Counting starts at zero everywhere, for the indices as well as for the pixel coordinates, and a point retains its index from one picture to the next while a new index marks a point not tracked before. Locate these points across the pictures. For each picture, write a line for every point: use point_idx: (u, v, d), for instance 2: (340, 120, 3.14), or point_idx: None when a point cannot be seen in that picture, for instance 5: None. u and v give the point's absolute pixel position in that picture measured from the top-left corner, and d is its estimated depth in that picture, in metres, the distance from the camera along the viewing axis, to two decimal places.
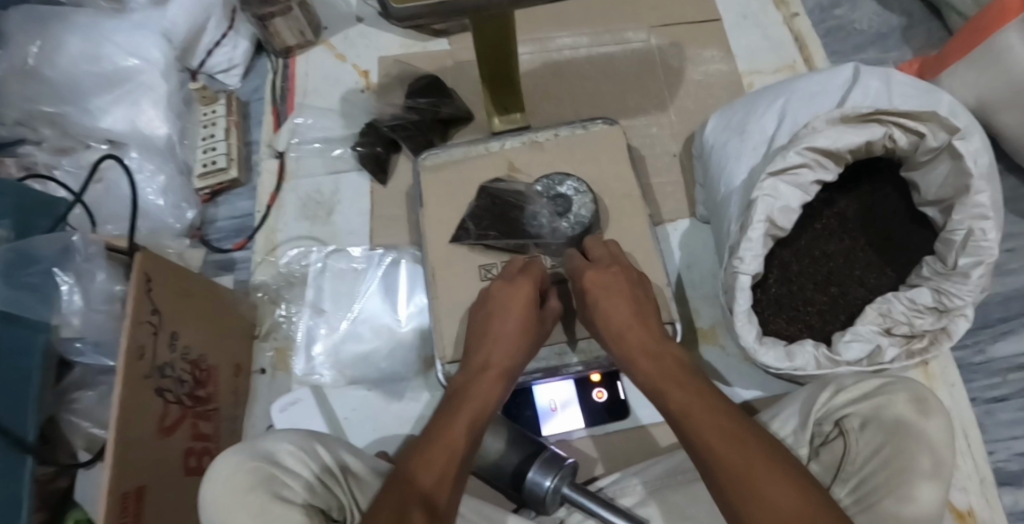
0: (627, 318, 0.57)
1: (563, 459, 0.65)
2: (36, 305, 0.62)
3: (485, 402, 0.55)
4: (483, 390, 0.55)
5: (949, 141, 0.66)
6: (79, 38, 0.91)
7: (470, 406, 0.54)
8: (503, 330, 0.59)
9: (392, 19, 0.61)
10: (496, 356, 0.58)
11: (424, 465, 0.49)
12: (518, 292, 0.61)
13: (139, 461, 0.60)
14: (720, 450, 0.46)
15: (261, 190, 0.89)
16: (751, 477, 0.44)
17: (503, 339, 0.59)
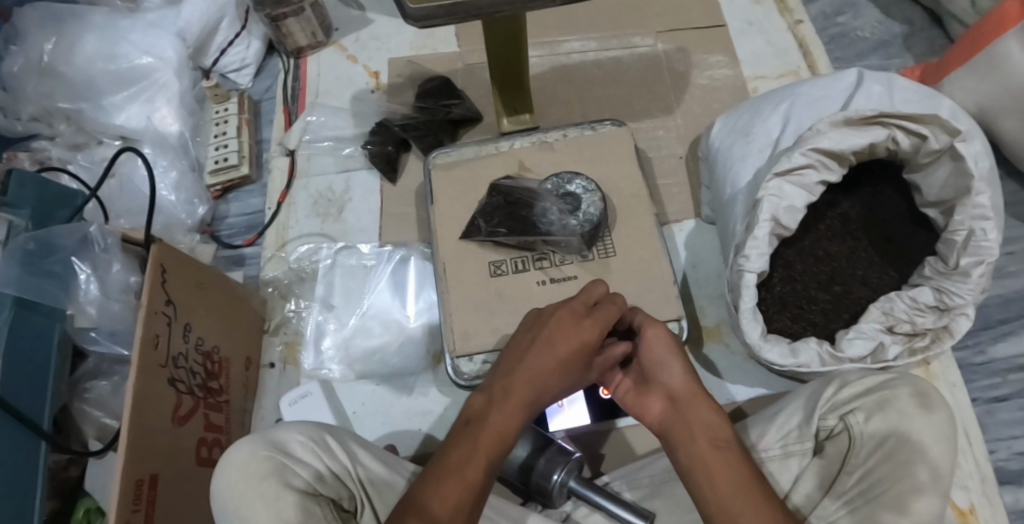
0: (686, 389, 0.55)
1: (570, 452, 0.66)
2: (55, 291, 0.63)
3: (507, 428, 0.51)
4: (506, 416, 0.52)
5: (950, 143, 0.68)
6: (96, 37, 0.93)
7: (492, 432, 0.51)
8: (546, 362, 0.53)
9: (409, 19, 0.63)
10: (528, 384, 0.53)
11: (438, 489, 0.48)
12: (580, 331, 0.55)
13: (155, 449, 0.61)
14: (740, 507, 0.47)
15: (272, 187, 0.90)
16: None
17: (543, 371, 0.53)
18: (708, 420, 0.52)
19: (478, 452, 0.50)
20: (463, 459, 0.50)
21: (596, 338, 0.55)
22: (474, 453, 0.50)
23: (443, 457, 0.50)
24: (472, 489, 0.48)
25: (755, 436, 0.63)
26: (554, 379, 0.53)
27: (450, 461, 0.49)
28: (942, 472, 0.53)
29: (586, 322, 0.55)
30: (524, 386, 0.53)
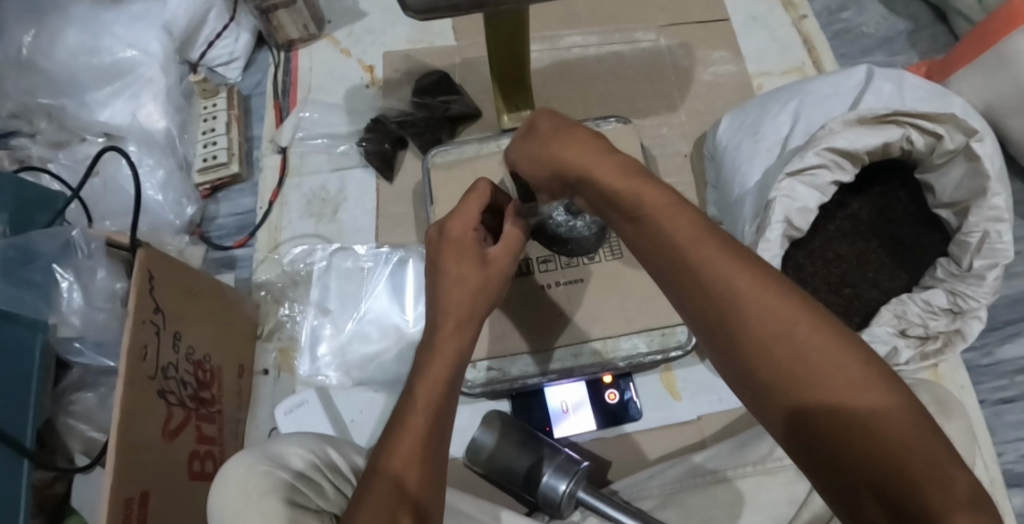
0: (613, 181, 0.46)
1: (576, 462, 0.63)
2: (36, 301, 0.60)
3: (447, 371, 0.47)
4: (450, 341, 0.48)
5: (966, 143, 0.66)
6: (77, 31, 0.89)
7: (432, 374, 0.47)
8: (457, 282, 0.50)
9: (410, 11, 0.60)
10: (456, 312, 0.50)
11: (391, 455, 0.43)
12: (458, 238, 0.53)
13: (144, 466, 0.58)
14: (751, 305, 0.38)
15: (263, 186, 0.87)
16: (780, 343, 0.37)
17: (462, 283, 0.50)
18: (705, 248, 0.40)
19: (422, 398, 0.46)
20: (410, 409, 0.45)
21: (469, 234, 0.53)
22: (415, 411, 0.45)
23: (392, 422, 0.46)
24: (429, 439, 0.44)
25: (769, 445, 0.64)
26: (472, 288, 0.50)
27: (400, 419, 0.45)
28: None
29: (451, 226, 0.54)
30: (455, 305, 0.50)
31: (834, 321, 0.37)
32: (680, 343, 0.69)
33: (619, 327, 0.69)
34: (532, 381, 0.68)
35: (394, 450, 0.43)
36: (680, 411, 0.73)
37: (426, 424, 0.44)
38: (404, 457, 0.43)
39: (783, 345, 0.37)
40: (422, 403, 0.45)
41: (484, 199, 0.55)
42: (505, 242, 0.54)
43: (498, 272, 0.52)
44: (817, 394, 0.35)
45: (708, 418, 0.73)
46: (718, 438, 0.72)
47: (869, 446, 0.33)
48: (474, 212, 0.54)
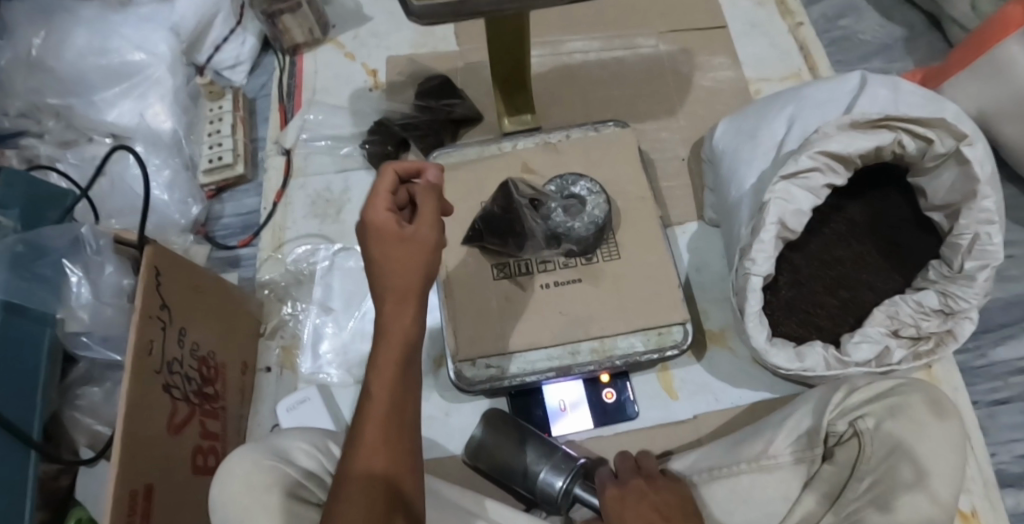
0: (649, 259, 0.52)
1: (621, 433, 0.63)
2: (45, 295, 0.61)
3: (397, 352, 0.47)
4: (397, 322, 0.47)
5: (956, 147, 0.68)
6: (86, 32, 0.91)
7: (383, 359, 0.47)
8: (391, 269, 0.47)
9: (413, 16, 0.61)
10: (395, 295, 0.47)
11: (359, 448, 0.45)
12: (377, 226, 0.48)
13: (149, 459, 0.59)
14: None
15: (267, 187, 0.89)
16: None
17: (397, 270, 0.47)
18: None
19: (380, 385, 0.46)
20: (369, 397, 0.47)
21: (390, 216, 0.48)
22: (374, 402, 0.46)
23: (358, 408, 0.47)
24: (393, 424, 0.46)
25: (764, 443, 0.63)
26: (405, 269, 0.47)
27: (363, 407, 0.47)
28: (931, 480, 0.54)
29: (372, 215, 0.48)
30: (393, 288, 0.47)
31: None
32: (676, 342, 0.70)
33: (617, 326, 0.70)
34: (531, 378, 0.69)
35: (361, 443, 0.45)
36: (676, 410, 0.74)
37: (387, 410, 0.46)
38: (372, 453, 0.45)
39: None
40: (381, 391, 0.46)
41: (394, 170, 0.50)
42: (427, 211, 0.49)
43: (427, 245, 0.48)
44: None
45: (705, 418, 0.74)
46: (714, 437, 0.73)
47: None
48: (386, 189, 0.49)
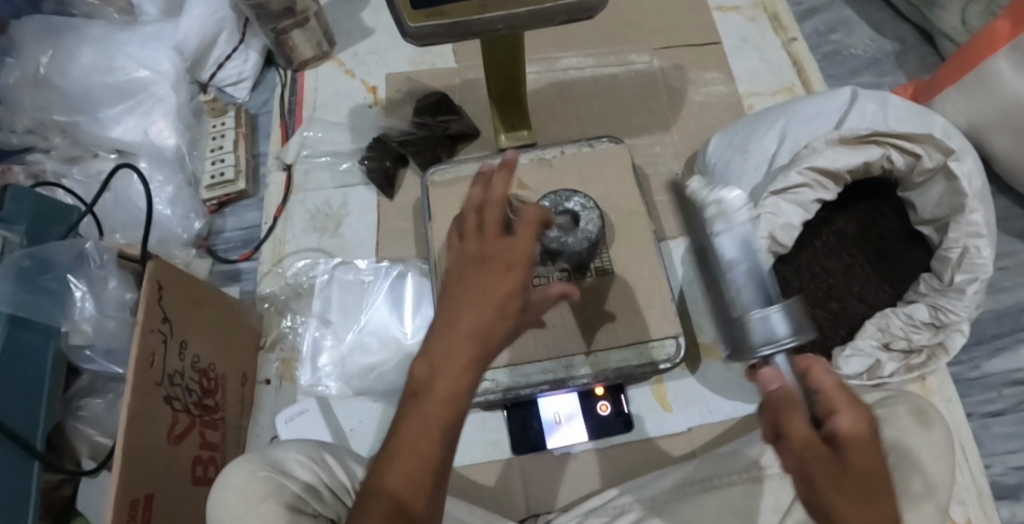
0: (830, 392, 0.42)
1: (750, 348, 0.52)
2: (50, 308, 0.63)
3: (457, 391, 0.40)
4: (461, 368, 0.40)
5: (944, 162, 0.69)
6: (92, 50, 0.93)
7: (441, 397, 0.40)
8: (491, 312, 0.41)
9: (408, 37, 0.63)
10: (471, 333, 0.41)
11: (393, 484, 0.39)
12: (499, 254, 0.44)
13: (150, 469, 0.60)
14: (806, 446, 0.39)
15: (268, 201, 0.90)
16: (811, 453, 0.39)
17: (483, 310, 0.41)
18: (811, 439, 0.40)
19: (429, 427, 0.40)
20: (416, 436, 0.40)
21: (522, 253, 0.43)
22: (420, 443, 0.39)
23: (393, 434, 0.41)
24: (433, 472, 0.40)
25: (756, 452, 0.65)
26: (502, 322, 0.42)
27: (401, 436, 0.40)
28: (930, 484, 0.55)
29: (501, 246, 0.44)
30: (475, 325, 0.41)
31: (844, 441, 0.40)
32: (669, 356, 0.71)
33: (611, 339, 0.71)
34: (526, 391, 0.71)
35: (393, 484, 0.39)
36: (670, 422, 0.75)
37: (437, 455, 0.40)
38: (396, 489, 0.39)
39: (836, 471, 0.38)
40: (428, 426, 0.40)
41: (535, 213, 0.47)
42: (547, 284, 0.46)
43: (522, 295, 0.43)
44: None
45: (698, 429, 0.75)
46: (708, 447, 0.74)
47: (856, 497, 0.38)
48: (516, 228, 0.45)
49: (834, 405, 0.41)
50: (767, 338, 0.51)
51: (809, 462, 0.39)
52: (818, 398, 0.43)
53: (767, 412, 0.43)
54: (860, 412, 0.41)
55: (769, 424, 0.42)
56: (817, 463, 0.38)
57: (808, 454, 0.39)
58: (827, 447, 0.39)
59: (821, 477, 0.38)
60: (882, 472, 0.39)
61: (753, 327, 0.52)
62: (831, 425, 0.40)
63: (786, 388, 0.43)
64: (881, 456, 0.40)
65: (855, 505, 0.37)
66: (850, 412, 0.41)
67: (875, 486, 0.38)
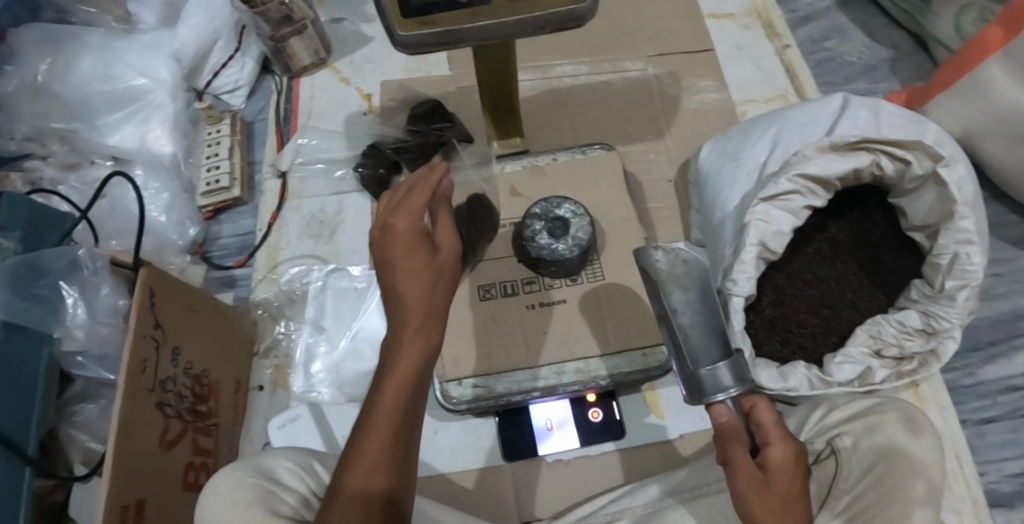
0: (767, 423, 0.52)
1: (693, 391, 0.58)
2: (44, 315, 0.64)
3: (410, 374, 0.47)
4: (410, 346, 0.47)
5: (934, 169, 0.69)
6: (90, 57, 0.94)
7: (394, 378, 0.46)
8: (410, 282, 0.48)
9: (399, 46, 0.63)
10: (409, 312, 0.48)
11: (358, 464, 0.45)
12: (406, 239, 0.50)
13: (141, 475, 0.61)
14: (742, 471, 0.49)
15: (263, 208, 0.91)
16: (761, 482, 0.48)
17: (413, 290, 0.48)
18: (750, 465, 0.49)
19: (386, 404, 0.46)
20: (375, 414, 0.46)
21: (416, 227, 0.50)
22: (378, 418, 0.46)
23: (359, 421, 0.47)
24: (395, 445, 0.46)
25: None
26: (422, 290, 0.48)
27: (366, 415, 0.47)
28: (931, 486, 0.55)
29: (397, 222, 0.51)
30: (408, 306, 0.48)
31: (781, 468, 0.49)
32: (661, 363, 0.71)
33: (601, 347, 0.71)
34: (517, 398, 0.70)
35: (361, 461, 0.45)
36: (662, 430, 0.75)
37: (391, 432, 0.46)
38: (367, 468, 0.45)
39: (772, 497, 0.48)
40: (387, 402, 0.46)
41: (428, 187, 0.52)
42: (446, 229, 0.53)
43: (444, 270, 0.50)
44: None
45: (691, 436, 0.74)
46: (701, 454, 0.73)
47: (785, 510, 0.47)
48: (421, 208, 0.51)
49: (770, 439, 0.51)
50: (719, 387, 0.57)
51: (740, 479, 0.49)
52: (757, 432, 0.52)
53: (718, 442, 0.52)
54: (791, 447, 0.50)
55: (718, 453, 0.51)
56: (745, 481, 0.48)
57: (741, 474, 0.49)
58: (758, 471, 0.49)
59: (754, 497, 0.48)
60: (800, 494, 0.49)
61: (704, 380, 0.58)
62: (765, 455, 0.50)
63: (734, 423, 0.52)
64: (803, 484, 0.49)
65: (772, 515, 0.47)
66: (780, 444, 0.50)
67: (793, 505, 0.48)
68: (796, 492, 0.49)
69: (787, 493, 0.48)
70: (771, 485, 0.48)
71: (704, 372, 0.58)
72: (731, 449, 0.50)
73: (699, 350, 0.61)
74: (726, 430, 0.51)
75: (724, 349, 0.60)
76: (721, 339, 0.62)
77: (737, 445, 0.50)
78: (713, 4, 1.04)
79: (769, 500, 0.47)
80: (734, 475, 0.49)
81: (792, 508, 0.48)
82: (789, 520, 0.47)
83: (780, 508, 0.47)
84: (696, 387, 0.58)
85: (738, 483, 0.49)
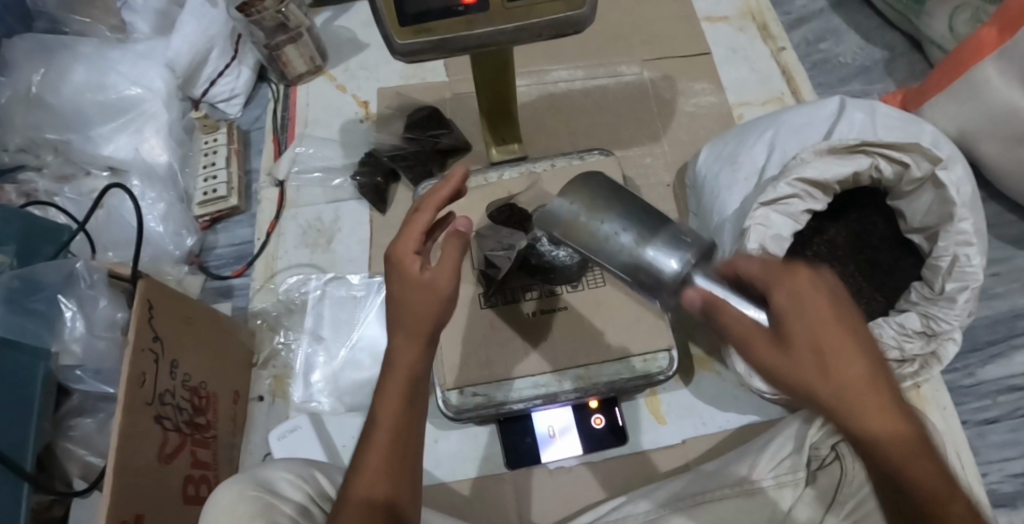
0: (761, 270, 0.42)
1: (653, 295, 0.49)
2: (38, 329, 0.63)
3: (402, 385, 0.47)
4: (403, 359, 0.47)
5: (932, 171, 0.69)
6: (84, 68, 0.94)
7: (391, 389, 0.47)
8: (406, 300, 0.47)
9: (396, 54, 0.63)
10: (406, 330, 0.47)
11: (361, 473, 0.46)
12: (404, 261, 0.48)
13: (140, 490, 0.60)
14: (760, 349, 0.40)
15: (261, 217, 0.90)
16: (788, 338, 0.40)
17: (407, 307, 0.47)
18: (762, 332, 0.40)
19: (384, 411, 0.46)
20: (373, 422, 0.47)
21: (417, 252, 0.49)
22: (378, 428, 0.46)
23: (363, 432, 0.48)
24: (394, 449, 0.46)
25: (747, 467, 0.64)
26: (414, 309, 0.47)
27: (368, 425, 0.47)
28: None
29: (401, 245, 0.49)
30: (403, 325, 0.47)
31: (799, 301, 0.40)
32: (661, 368, 0.71)
33: (602, 354, 0.71)
34: (519, 406, 0.70)
35: (366, 466, 0.46)
36: (664, 435, 0.75)
37: (389, 438, 0.46)
38: (369, 477, 0.45)
39: (812, 352, 0.39)
40: (386, 411, 0.46)
41: (434, 199, 0.51)
42: (450, 244, 0.49)
43: (444, 291, 0.48)
44: (932, 502, 0.37)
45: (693, 442, 0.74)
46: (702, 460, 0.73)
47: (827, 354, 0.39)
48: (420, 229, 0.49)
49: (767, 287, 0.41)
50: (670, 264, 0.47)
51: (767, 354, 0.40)
52: (752, 288, 0.43)
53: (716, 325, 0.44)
54: (794, 269, 0.41)
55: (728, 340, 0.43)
56: (767, 351, 0.40)
57: (761, 348, 0.40)
58: (775, 331, 0.40)
59: (787, 365, 0.39)
60: (831, 307, 0.40)
61: (650, 266, 0.48)
62: (770, 307, 0.41)
63: (707, 291, 0.45)
64: (831, 293, 0.40)
65: (817, 363, 0.39)
66: (781, 280, 0.41)
67: (830, 336, 0.39)
68: (829, 317, 0.39)
69: (819, 325, 0.39)
70: (802, 340, 0.39)
71: (642, 255, 0.49)
72: (726, 320, 0.42)
73: (634, 259, 0.49)
74: (707, 303, 0.44)
75: (651, 231, 0.50)
76: (648, 223, 0.51)
77: (737, 311, 0.42)
78: (707, 7, 1.04)
79: (802, 346, 0.39)
80: (751, 352, 0.41)
81: (830, 342, 0.39)
82: (837, 346, 0.39)
83: (823, 356, 0.39)
84: (656, 289, 0.48)
85: (767, 364, 0.40)
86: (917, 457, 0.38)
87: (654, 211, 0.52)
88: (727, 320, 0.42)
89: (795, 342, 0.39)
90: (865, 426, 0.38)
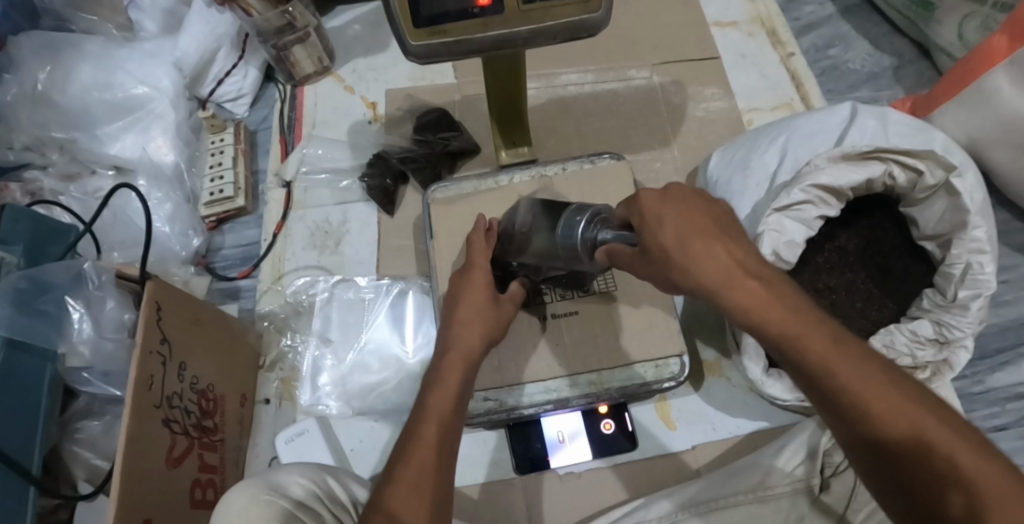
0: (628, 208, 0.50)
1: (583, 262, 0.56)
2: (48, 331, 0.62)
3: (449, 402, 0.51)
4: (452, 375, 0.53)
5: (946, 179, 0.69)
6: (90, 66, 0.93)
7: (437, 404, 0.51)
8: (468, 322, 0.57)
9: (410, 56, 0.63)
10: (461, 350, 0.55)
11: (396, 483, 0.47)
12: (471, 296, 0.59)
13: (149, 494, 0.59)
14: (645, 271, 0.49)
15: (268, 218, 0.90)
16: (659, 256, 0.47)
17: (466, 331, 0.56)
18: (640, 255, 0.49)
19: (431, 422, 0.50)
20: (418, 432, 0.50)
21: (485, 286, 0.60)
22: (424, 436, 0.49)
23: (404, 435, 0.50)
24: (436, 459, 0.48)
25: (761, 475, 0.64)
26: (478, 335, 0.56)
27: (412, 435, 0.50)
28: None
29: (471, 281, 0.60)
30: (459, 345, 0.55)
31: (652, 224, 0.47)
32: (674, 374, 0.71)
33: (614, 359, 0.71)
34: (529, 411, 0.70)
35: (401, 476, 0.47)
36: (674, 440, 0.74)
37: (432, 450, 0.48)
38: (403, 487, 0.47)
39: (678, 264, 0.46)
40: (432, 421, 0.50)
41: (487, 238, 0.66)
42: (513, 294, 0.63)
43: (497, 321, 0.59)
44: (836, 372, 0.43)
45: (704, 447, 0.74)
46: (714, 466, 0.73)
47: (689, 262, 0.45)
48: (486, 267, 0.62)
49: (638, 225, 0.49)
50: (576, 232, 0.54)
51: (649, 272, 0.49)
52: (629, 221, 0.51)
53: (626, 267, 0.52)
54: (641, 195, 0.49)
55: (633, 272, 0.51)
56: (646, 268, 0.49)
57: (641, 265, 0.49)
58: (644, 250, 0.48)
59: (667, 276, 0.47)
60: (676, 216, 0.47)
61: (565, 240, 0.56)
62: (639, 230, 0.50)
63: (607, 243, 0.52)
64: (675, 204, 0.48)
65: (685, 265, 0.46)
66: (638, 206, 0.49)
67: (679, 244, 0.46)
68: (672, 228, 0.47)
69: (666, 227, 0.47)
70: (660, 252, 0.47)
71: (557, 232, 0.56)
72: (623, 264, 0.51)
73: (549, 239, 0.58)
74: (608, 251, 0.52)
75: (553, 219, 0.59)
76: (555, 212, 0.60)
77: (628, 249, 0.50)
78: (716, 12, 1.04)
79: (665, 253, 0.46)
80: (642, 274, 0.49)
81: (682, 251, 0.46)
82: (691, 248, 0.46)
83: (688, 265, 0.46)
84: (574, 255, 0.56)
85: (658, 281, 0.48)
86: (801, 333, 0.44)
87: (561, 206, 0.61)
88: (623, 257, 0.51)
89: (660, 256, 0.47)
90: (748, 321, 0.45)
